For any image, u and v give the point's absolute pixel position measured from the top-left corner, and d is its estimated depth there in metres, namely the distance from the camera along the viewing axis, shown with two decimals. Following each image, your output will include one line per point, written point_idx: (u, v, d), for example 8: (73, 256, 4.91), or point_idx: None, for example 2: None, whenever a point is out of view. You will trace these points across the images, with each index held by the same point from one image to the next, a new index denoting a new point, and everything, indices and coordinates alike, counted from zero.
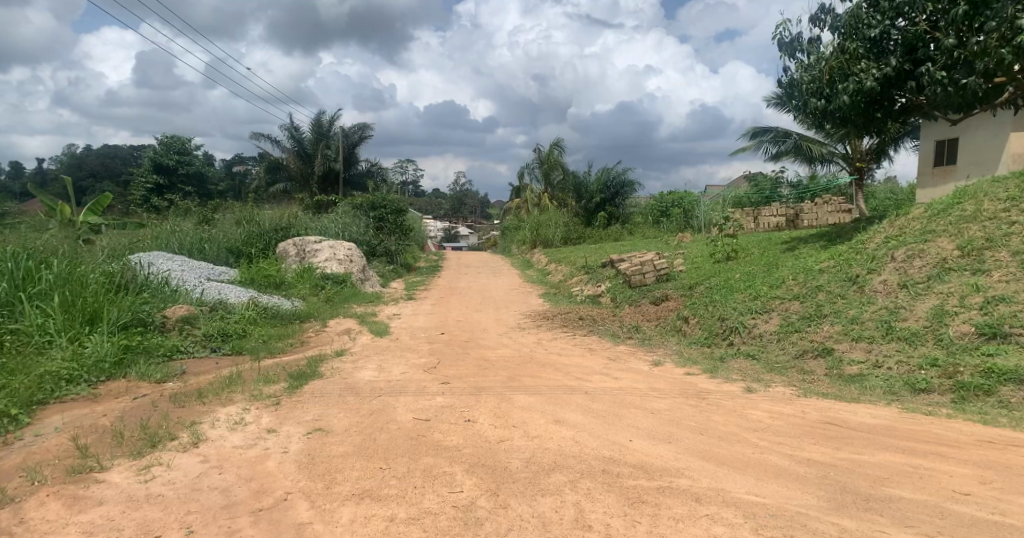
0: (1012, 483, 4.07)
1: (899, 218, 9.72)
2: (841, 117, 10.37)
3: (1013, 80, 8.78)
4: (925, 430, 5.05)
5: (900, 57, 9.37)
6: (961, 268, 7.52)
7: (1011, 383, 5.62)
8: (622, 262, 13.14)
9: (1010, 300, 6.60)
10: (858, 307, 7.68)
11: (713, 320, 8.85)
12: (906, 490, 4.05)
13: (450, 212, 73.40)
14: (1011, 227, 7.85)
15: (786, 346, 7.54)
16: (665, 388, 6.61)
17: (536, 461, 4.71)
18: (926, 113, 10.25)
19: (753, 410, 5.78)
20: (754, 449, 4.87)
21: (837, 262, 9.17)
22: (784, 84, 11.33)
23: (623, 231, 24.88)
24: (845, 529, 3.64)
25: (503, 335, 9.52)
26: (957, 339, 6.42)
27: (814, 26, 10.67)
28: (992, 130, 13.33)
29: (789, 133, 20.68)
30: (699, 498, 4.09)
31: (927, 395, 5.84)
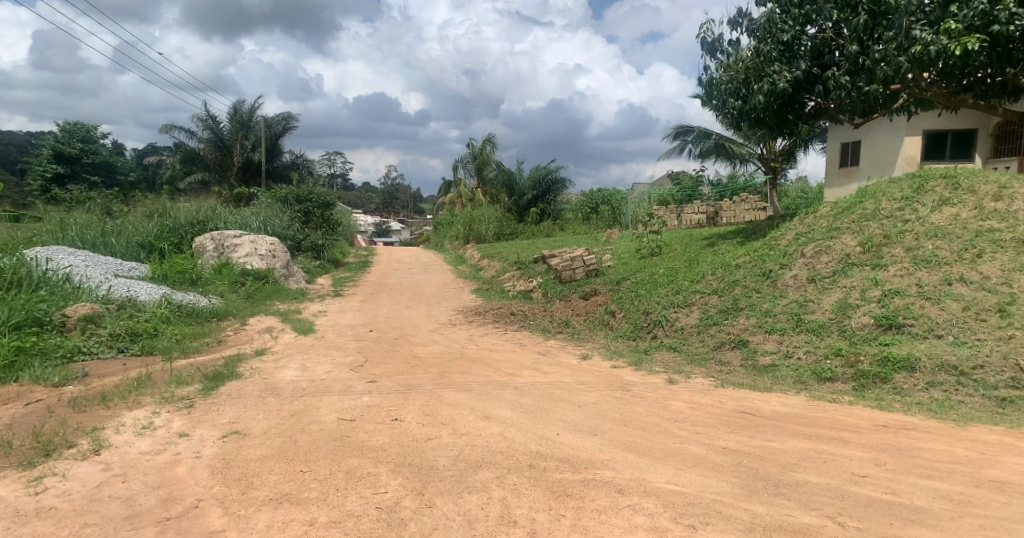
0: (902, 464, 4.37)
1: (808, 216, 10.28)
2: (756, 119, 10.83)
3: (907, 88, 9.35)
4: (831, 417, 5.36)
5: (809, 61, 9.86)
6: (862, 262, 8.02)
7: (903, 370, 6.01)
8: (552, 257, 13.27)
9: (903, 293, 7.09)
10: (771, 300, 8.10)
11: (638, 313, 9.10)
12: (810, 475, 4.29)
13: (381, 206, 71.93)
14: (905, 224, 8.42)
15: (705, 338, 7.85)
16: (592, 381, 6.73)
17: (463, 459, 4.69)
18: (831, 117, 10.82)
19: (673, 401, 5.97)
20: (674, 438, 5.03)
21: (752, 258, 9.60)
22: (703, 83, 11.67)
23: (555, 226, 25.11)
24: (756, 514, 3.81)
25: (434, 331, 9.43)
26: (858, 330, 6.86)
27: (732, 28, 11.09)
28: (889, 134, 14.25)
29: (710, 133, 21.44)
30: (621, 489, 4.19)
31: (832, 383, 6.21)
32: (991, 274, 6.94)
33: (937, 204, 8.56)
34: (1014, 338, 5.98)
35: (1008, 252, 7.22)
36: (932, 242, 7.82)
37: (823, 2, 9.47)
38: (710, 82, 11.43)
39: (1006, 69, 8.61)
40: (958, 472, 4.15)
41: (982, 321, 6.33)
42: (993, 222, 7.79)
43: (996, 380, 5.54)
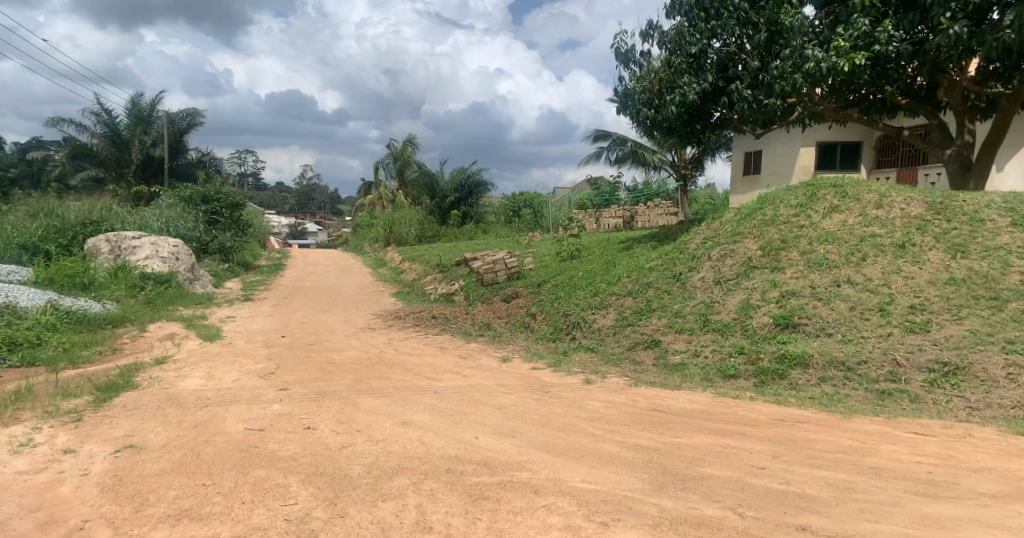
0: (797, 455, 4.65)
1: (715, 221, 10.80)
2: (668, 128, 11.27)
3: (802, 102, 10.01)
4: (734, 412, 5.65)
5: (715, 74, 10.37)
6: (763, 265, 8.51)
7: (798, 367, 6.42)
8: (474, 260, 13.27)
9: (798, 294, 7.57)
10: (681, 301, 8.45)
11: (557, 316, 9.27)
12: (715, 468, 4.50)
13: (297, 207, 69.50)
14: (800, 229, 9.01)
15: (620, 339, 8.08)
16: (512, 383, 6.77)
17: (378, 466, 4.59)
18: (736, 128, 11.42)
19: (590, 401, 6.10)
20: (590, 438, 5.14)
21: (664, 261, 9.98)
22: (618, 92, 12.03)
23: (477, 229, 25.15)
24: (664, 508, 3.95)
25: (351, 336, 9.20)
26: (758, 329, 7.26)
27: (644, 40, 11.49)
28: (786, 145, 15.20)
29: (626, 140, 22.18)
30: (537, 490, 4.23)
31: (735, 380, 6.54)
32: (873, 276, 7.52)
33: (828, 211, 9.20)
34: (892, 335, 6.51)
35: (888, 255, 7.85)
36: (823, 247, 8.39)
37: (727, 18, 9.99)
38: (624, 91, 11.79)
39: (886, 87, 9.40)
40: (845, 461, 4.47)
41: (866, 320, 6.85)
42: (875, 229, 8.45)
43: (877, 373, 6.00)
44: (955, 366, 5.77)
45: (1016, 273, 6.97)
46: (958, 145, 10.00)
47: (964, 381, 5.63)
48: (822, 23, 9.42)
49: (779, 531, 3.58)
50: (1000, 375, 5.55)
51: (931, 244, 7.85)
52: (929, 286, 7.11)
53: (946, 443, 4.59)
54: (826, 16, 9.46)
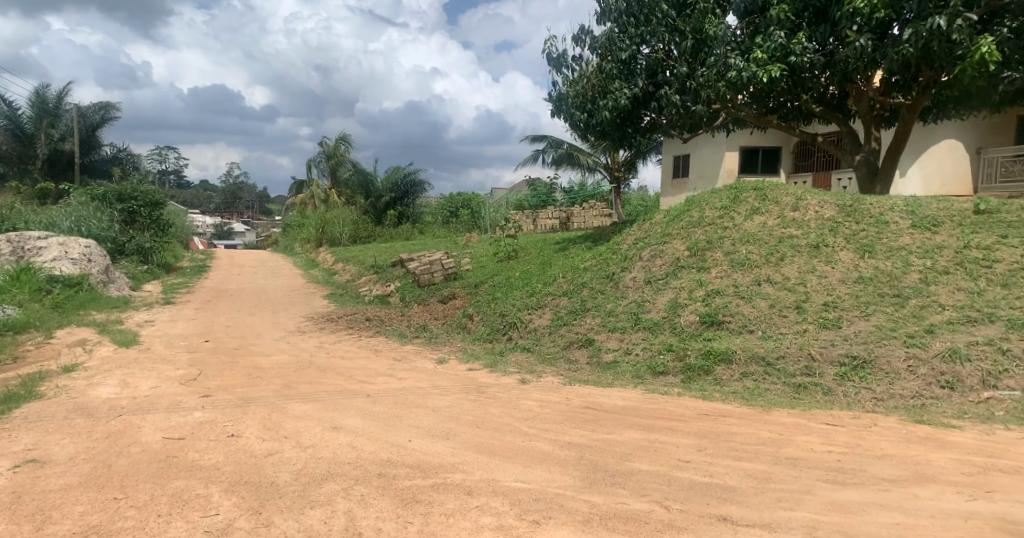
0: (720, 448, 4.82)
1: (646, 223, 11.09)
2: (600, 132, 11.48)
3: (727, 108, 10.41)
4: (663, 408, 5.81)
5: (645, 80, 10.65)
6: (690, 265, 8.80)
7: (722, 362, 6.67)
8: (410, 261, 13.11)
9: (722, 293, 7.87)
10: (614, 301, 8.62)
11: (494, 316, 9.28)
12: (643, 463, 4.60)
13: (224, 206, 66.75)
14: (724, 230, 9.37)
15: (556, 338, 8.17)
16: (447, 385, 6.72)
17: (306, 473, 4.46)
18: (666, 132, 11.75)
19: (525, 400, 6.13)
20: (523, 437, 5.16)
21: (597, 261, 10.16)
22: (551, 95, 12.16)
23: (413, 229, 24.93)
24: (594, 504, 4.01)
25: (280, 340, 8.91)
26: (686, 327, 7.51)
27: (576, 44, 11.67)
28: (713, 149, 15.78)
29: (561, 142, 22.51)
30: (470, 491, 4.21)
31: (664, 377, 6.72)
32: (791, 276, 7.90)
33: (750, 213, 9.60)
34: (808, 331, 6.86)
35: (803, 256, 8.27)
36: (745, 247, 8.75)
37: (655, 25, 10.28)
38: (558, 94, 11.93)
39: (802, 95, 9.90)
40: (764, 452, 4.66)
41: (784, 317, 7.19)
42: (793, 230, 8.88)
43: (793, 368, 6.31)
44: (863, 360, 6.13)
45: (916, 271, 7.48)
46: (866, 152, 10.66)
47: (871, 374, 5.98)
48: (743, 32, 9.80)
49: (703, 522, 3.69)
50: (901, 366, 5.94)
51: (843, 245, 8.32)
52: (840, 285, 7.53)
53: (855, 433, 4.87)
54: (746, 25, 9.85)
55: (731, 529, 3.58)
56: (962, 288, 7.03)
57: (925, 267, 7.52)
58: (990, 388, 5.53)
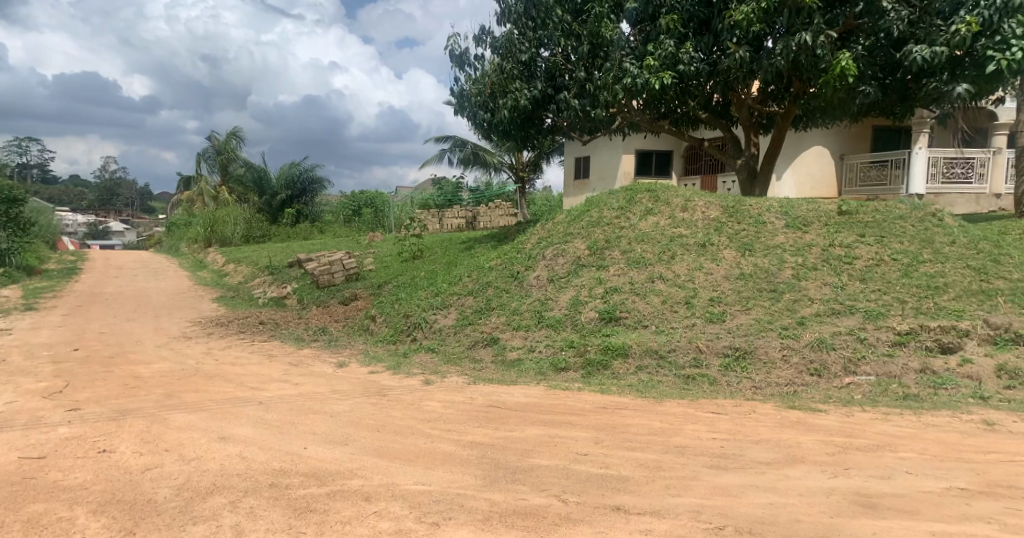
0: (616, 440, 4.97)
1: (548, 222, 11.29)
2: (503, 132, 11.58)
3: (623, 112, 10.80)
4: (564, 403, 5.93)
5: (544, 82, 10.85)
6: (590, 264, 9.05)
7: (620, 356, 6.90)
8: (309, 262, 12.61)
9: (620, 290, 8.16)
10: (518, 299, 8.71)
11: (398, 317, 9.12)
12: (544, 459, 4.66)
13: (99, 204, 61.36)
14: (621, 230, 9.71)
15: (461, 338, 8.14)
16: (347, 389, 6.52)
17: (189, 487, 4.17)
18: (566, 133, 12.03)
19: (428, 401, 6.05)
20: (425, 438, 5.09)
21: (502, 260, 10.22)
22: (454, 94, 12.11)
23: (313, 228, 24.04)
24: (495, 502, 3.99)
25: (163, 346, 8.28)
26: (586, 324, 7.72)
27: (476, 44, 11.69)
28: (611, 151, 16.32)
29: (466, 141, 22.48)
30: (369, 496, 4.08)
31: (566, 373, 6.87)
32: (681, 273, 8.31)
33: (645, 213, 10.01)
34: (696, 325, 7.24)
35: (692, 254, 8.72)
36: (641, 246, 9.11)
37: (553, 28, 10.49)
38: (460, 93, 11.91)
39: (690, 102, 10.46)
40: (655, 442, 4.87)
41: (675, 312, 7.56)
42: (682, 230, 9.35)
43: (683, 360, 6.64)
44: (744, 350, 6.56)
45: (790, 268, 8.08)
46: (746, 157, 11.44)
47: (751, 364, 6.41)
48: (635, 39, 10.20)
49: (598, 513, 3.78)
50: (777, 356, 6.40)
51: (727, 243, 8.85)
52: (724, 281, 8.01)
53: (737, 420, 5.19)
54: (638, 33, 10.25)
55: (624, 518, 3.69)
56: (827, 282, 7.67)
57: (797, 263, 8.14)
58: (850, 373, 6.08)
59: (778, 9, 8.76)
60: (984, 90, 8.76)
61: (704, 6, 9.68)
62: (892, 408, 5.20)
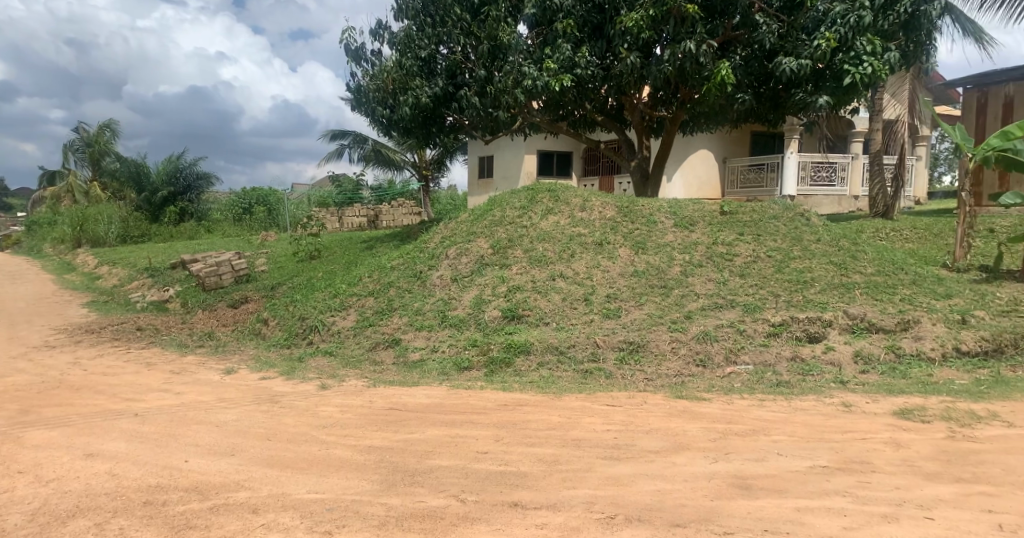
0: (516, 436, 5.01)
1: (451, 221, 11.23)
2: (404, 128, 11.44)
3: (523, 112, 10.98)
4: (464, 402, 5.91)
5: (445, 79, 10.81)
6: (493, 263, 9.10)
7: (522, 354, 6.99)
8: (194, 262, 11.85)
9: (522, 288, 8.26)
10: (420, 299, 8.60)
11: (292, 320, 8.76)
12: (443, 459, 4.60)
13: None
14: (523, 229, 9.82)
15: (360, 340, 7.93)
16: (235, 397, 6.17)
17: (48, 511, 3.78)
18: (468, 132, 12.06)
19: (324, 407, 5.84)
20: (320, 445, 4.90)
21: (404, 260, 10.05)
22: (351, 89, 11.82)
23: (200, 228, 22.64)
24: (391, 507, 3.87)
25: (20, 358, 7.47)
26: (489, 322, 7.75)
27: (373, 39, 11.45)
28: (514, 151, 16.47)
29: (366, 138, 21.96)
30: (256, 509, 3.87)
31: (469, 372, 6.86)
32: (580, 270, 8.54)
33: (545, 213, 10.18)
34: (594, 321, 7.47)
35: (590, 252, 8.98)
36: (542, 245, 9.27)
37: (451, 26, 10.46)
38: (357, 88, 11.63)
39: (587, 104, 10.77)
40: (553, 436, 4.95)
41: (575, 309, 7.76)
42: (581, 228, 9.62)
43: (582, 355, 6.83)
44: (637, 344, 6.84)
45: (678, 265, 8.52)
46: (640, 159, 11.96)
47: (644, 356, 6.69)
48: (533, 41, 10.41)
49: (495, 511, 3.76)
50: (667, 348, 6.72)
51: (622, 242, 9.19)
52: (620, 278, 8.31)
53: (630, 411, 5.39)
54: (536, 35, 10.47)
55: (521, 513, 3.71)
56: (712, 278, 8.15)
57: (685, 260, 8.59)
58: (732, 363, 6.49)
59: (664, 19, 9.19)
60: (842, 101, 9.49)
61: (597, 11, 9.99)
62: (766, 395, 5.60)
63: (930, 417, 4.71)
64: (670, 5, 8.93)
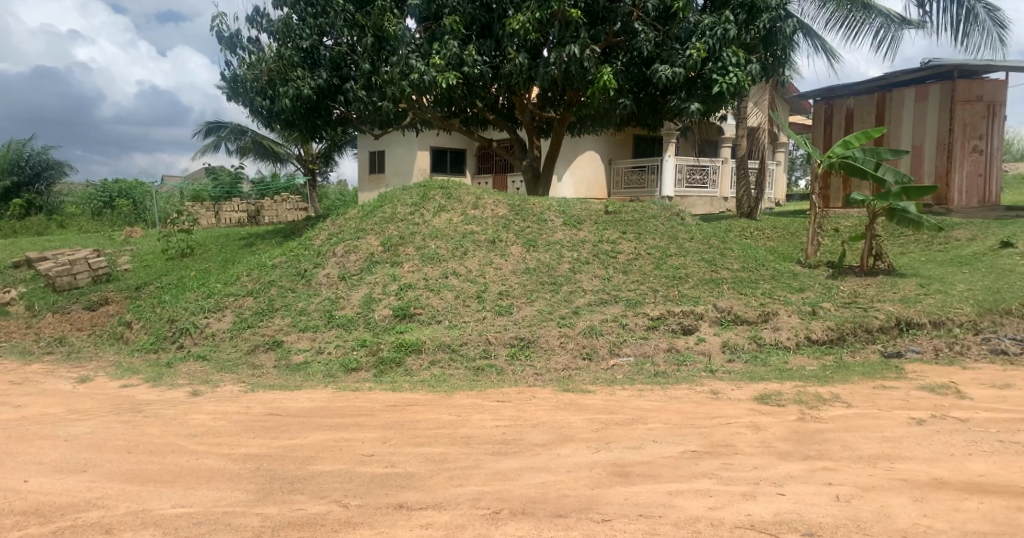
0: (403, 437, 4.91)
1: (339, 218, 10.87)
2: (287, 120, 10.93)
3: (413, 108, 10.84)
4: (350, 404, 5.73)
5: (329, 71, 10.45)
6: (384, 261, 8.89)
7: (413, 353, 6.88)
8: (42, 261, 10.65)
9: (414, 286, 8.13)
10: (305, 299, 8.25)
11: (160, 322, 8.11)
12: (325, 464, 4.42)
13: None
14: (415, 226, 9.67)
15: (237, 343, 7.47)
16: (90, 407, 5.60)
17: None
18: (356, 126, 11.75)
19: (194, 415, 5.44)
20: (189, 456, 4.56)
21: (287, 258, 9.57)
22: (226, 78, 11.16)
23: (50, 221, 19.96)
24: (267, 516, 3.67)
25: None
26: (379, 322, 7.57)
27: (250, 26, 10.86)
28: (406, 147, 16.21)
29: (245, 130, 20.84)
30: (111, 529, 3.53)
31: (356, 373, 6.66)
32: (472, 268, 8.56)
33: (437, 210, 10.10)
34: (486, 318, 7.51)
35: (483, 250, 9.02)
36: (434, 242, 9.18)
37: (333, 17, 10.13)
38: (234, 77, 11.00)
39: (477, 102, 10.81)
40: (441, 435, 4.91)
41: (467, 306, 7.75)
42: (474, 226, 9.63)
43: (473, 352, 6.83)
44: (528, 340, 6.95)
45: (567, 262, 8.76)
46: (531, 159, 12.17)
47: (534, 352, 6.82)
48: (421, 36, 10.28)
49: (378, 514, 3.67)
50: (556, 343, 6.89)
51: (513, 240, 9.30)
52: (511, 275, 8.41)
53: (519, 406, 5.47)
54: (423, 30, 10.37)
55: (406, 514, 3.63)
56: (598, 275, 8.44)
57: (573, 258, 8.84)
58: (614, 355, 6.76)
59: (549, 22, 9.41)
60: (712, 108, 10.08)
61: (484, 10, 10.12)
62: (644, 385, 5.89)
63: (785, 401, 5.15)
64: (554, 8, 9.18)
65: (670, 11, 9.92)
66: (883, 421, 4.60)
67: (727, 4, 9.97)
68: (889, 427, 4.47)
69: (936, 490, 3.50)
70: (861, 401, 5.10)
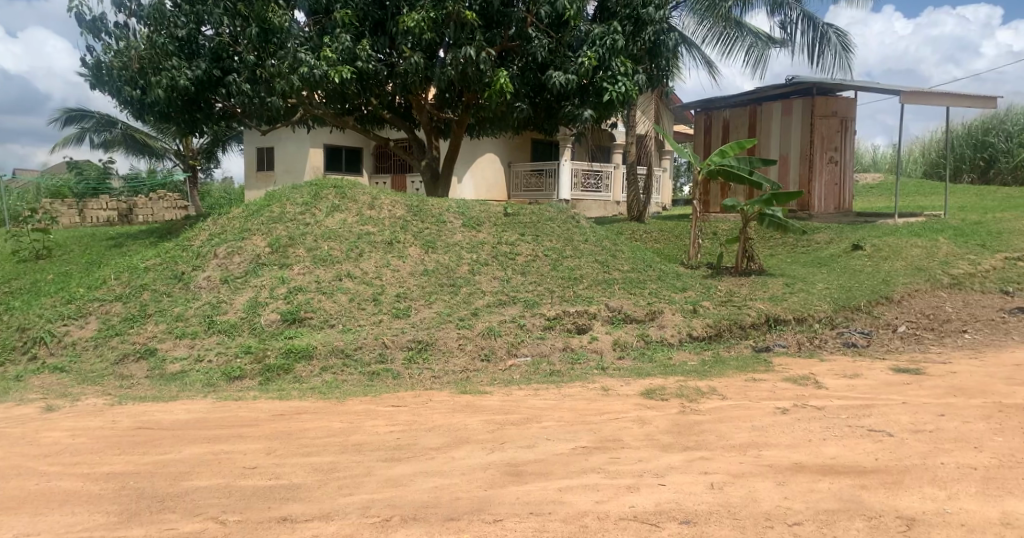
0: (290, 447, 4.69)
1: (221, 217, 10.23)
2: (162, 112, 10.18)
3: (303, 104, 10.43)
4: (232, 415, 5.40)
5: (209, 62, 9.85)
6: (272, 263, 8.45)
7: (303, 359, 6.59)
8: None
9: (304, 289, 7.80)
10: (182, 304, 7.68)
11: (9, 333, 7.29)
12: (201, 479, 4.13)
13: None
14: (306, 227, 9.28)
15: (102, 353, 6.82)
16: None
17: None
18: (241, 121, 11.15)
19: (48, 433, 4.91)
20: (40, 479, 4.10)
21: (162, 259, 8.88)
22: (89, 65, 10.22)
23: None
24: None
25: None
26: (266, 327, 7.19)
27: (118, 10, 10.02)
28: (297, 144, 15.58)
29: (115, 121, 19.16)
30: None
31: (240, 381, 6.28)
32: (368, 270, 8.34)
33: (330, 210, 9.75)
34: (382, 321, 7.34)
35: (379, 251, 8.82)
36: (327, 244, 8.86)
37: (212, 5, 9.56)
38: (97, 65, 10.10)
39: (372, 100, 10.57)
40: (331, 443, 4.73)
41: (363, 310, 7.54)
42: (369, 226, 9.39)
43: (368, 357, 6.65)
44: (425, 343, 6.86)
45: (466, 264, 8.75)
46: (428, 159, 12.05)
47: (431, 354, 6.74)
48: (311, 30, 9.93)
49: (259, 529, 3.46)
50: (454, 345, 6.86)
51: (411, 241, 9.16)
52: (409, 277, 8.27)
53: (414, 410, 5.38)
54: (314, 23, 10.02)
55: (289, 528, 3.46)
56: (496, 277, 8.49)
57: (472, 260, 8.85)
58: (512, 355, 6.82)
59: (444, 22, 9.40)
60: (604, 115, 10.46)
61: (377, 7, 9.95)
62: (539, 384, 6.00)
63: (668, 395, 5.41)
64: (449, 9, 9.22)
65: (562, 20, 10.19)
66: (754, 412, 4.95)
67: (614, 15, 10.54)
68: (759, 417, 4.81)
69: (797, 473, 3.80)
70: (735, 394, 5.46)
